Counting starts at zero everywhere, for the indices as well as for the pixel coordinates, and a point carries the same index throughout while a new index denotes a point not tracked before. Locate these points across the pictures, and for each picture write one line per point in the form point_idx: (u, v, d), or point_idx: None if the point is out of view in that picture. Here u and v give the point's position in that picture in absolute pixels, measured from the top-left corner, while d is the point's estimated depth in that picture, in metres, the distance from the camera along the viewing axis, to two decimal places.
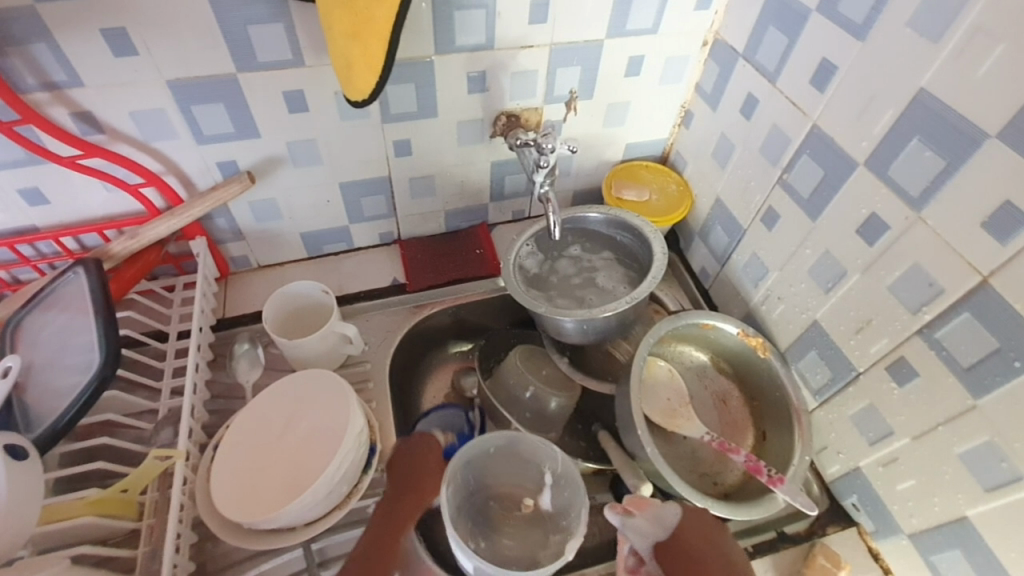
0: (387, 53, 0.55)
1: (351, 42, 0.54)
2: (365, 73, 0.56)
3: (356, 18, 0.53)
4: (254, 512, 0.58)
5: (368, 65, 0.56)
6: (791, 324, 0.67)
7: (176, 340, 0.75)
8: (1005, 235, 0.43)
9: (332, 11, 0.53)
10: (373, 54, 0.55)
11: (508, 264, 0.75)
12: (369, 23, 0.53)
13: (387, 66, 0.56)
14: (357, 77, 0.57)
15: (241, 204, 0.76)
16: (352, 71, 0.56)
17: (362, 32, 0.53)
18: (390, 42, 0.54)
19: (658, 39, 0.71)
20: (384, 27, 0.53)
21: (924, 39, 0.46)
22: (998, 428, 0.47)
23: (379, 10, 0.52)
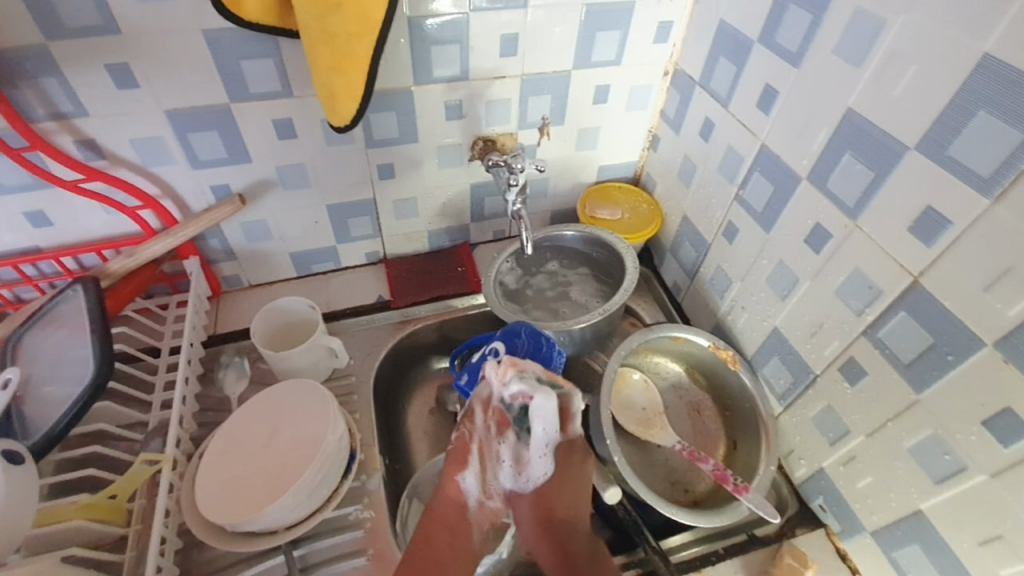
0: (366, 83, 0.61)
1: (335, 74, 0.59)
2: (347, 101, 0.61)
3: (339, 53, 0.58)
4: (234, 517, 0.60)
5: (349, 94, 0.61)
6: (755, 331, 0.70)
7: (168, 354, 0.78)
8: (930, 238, 0.47)
9: (319, 47, 0.57)
10: (353, 83, 0.60)
11: (489, 280, 0.79)
12: (351, 57, 0.58)
13: (366, 95, 0.62)
14: (341, 106, 0.62)
15: (233, 225, 0.80)
16: (336, 101, 0.61)
17: (345, 65, 0.59)
18: (369, 73, 0.60)
19: (621, 69, 0.77)
20: (363, 60, 0.59)
21: (849, 63, 0.51)
22: (940, 421, 0.49)
23: (359, 47, 0.58)
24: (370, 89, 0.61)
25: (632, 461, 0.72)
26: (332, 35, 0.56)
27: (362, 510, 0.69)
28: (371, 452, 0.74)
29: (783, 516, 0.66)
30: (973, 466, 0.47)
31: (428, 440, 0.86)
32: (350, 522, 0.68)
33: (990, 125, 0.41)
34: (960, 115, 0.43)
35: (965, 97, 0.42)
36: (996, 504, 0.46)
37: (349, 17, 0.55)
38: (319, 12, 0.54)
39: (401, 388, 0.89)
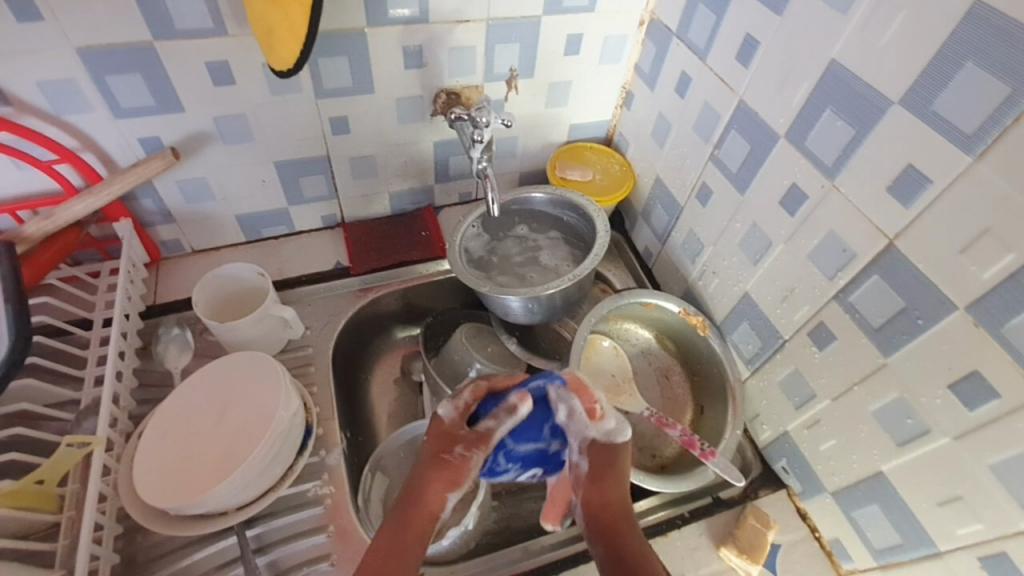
0: (309, 21, 0.52)
1: (270, 7, 0.53)
2: (286, 40, 0.54)
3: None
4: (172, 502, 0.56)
5: (289, 33, 0.53)
6: (725, 296, 0.69)
7: (100, 327, 0.71)
8: (907, 198, 0.45)
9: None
10: (295, 20, 0.52)
11: (453, 245, 0.74)
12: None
13: (310, 35, 0.52)
14: (279, 45, 0.55)
15: (168, 182, 0.72)
16: (273, 38, 0.55)
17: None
18: (312, 8, 0.51)
19: (595, 17, 0.71)
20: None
21: (833, 10, 0.48)
22: (906, 384, 0.49)
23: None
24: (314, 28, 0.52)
25: None
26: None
27: (321, 486, 0.66)
28: (329, 427, 0.70)
29: (746, 478, 0.67)
30: (937, 429, 0.47)
31: (392, 411, 0.84)
32: (309, 498, 0.65)
33: (978, 76, 0.39)
34: (949, 66, 0.40)
35: (953, 46, 0.40)
36: (956, 466, 0.47)
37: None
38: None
39: (363, 358, 0.86)
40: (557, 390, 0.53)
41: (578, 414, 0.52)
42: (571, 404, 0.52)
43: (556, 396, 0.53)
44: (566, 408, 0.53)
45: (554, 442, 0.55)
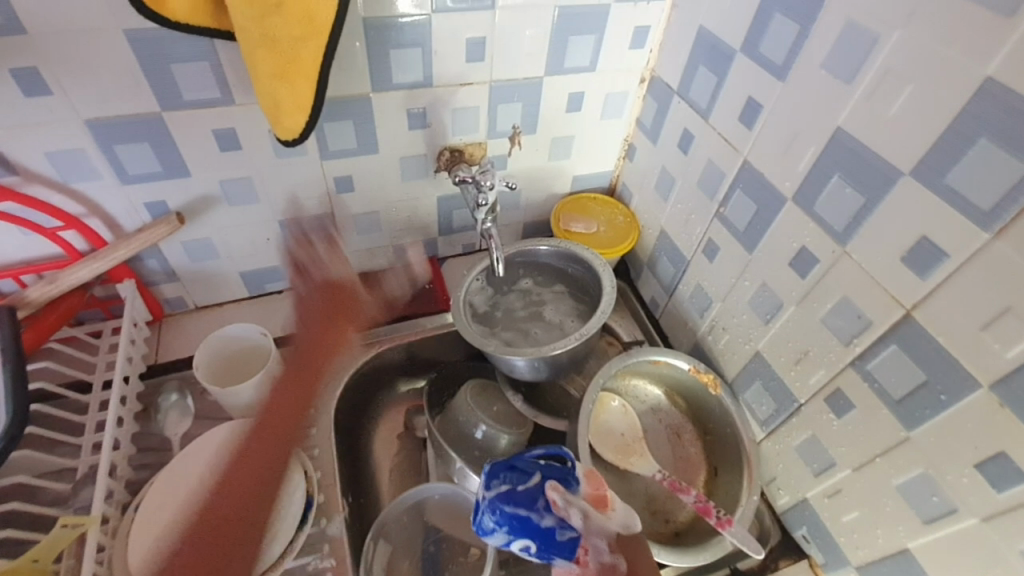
0: (315, 93, 0.54)
1: (275, 82, 0.51)
2: (292, 111, 0.54)
3: (280, 59, 0.50)
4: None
5: (294, 105, 0.53)
6: (735, 354, 0.67)
7: (99, 389, 0.69)
8: (923, 269, 0.44)
9: (256, 52, 0.49)
10: (300, 93, 0.53)
11: (458, 300, 0.73)
12: (297, 64, 0.51)
13: (316, 107, 0.54)
14: (285, 117, 0.54)
15: (173, 244, 0.73)
16: (279, 110, 0.53)
17: (289, 72, 0.51)
18: (318, 82, 0.53)
19: (596, 76, 0.72)
20: (311, 67, 0.52)
21: (837, 80, 0.48)
22: (931, 460, 0.46)
23: (305, 51, 0.50)
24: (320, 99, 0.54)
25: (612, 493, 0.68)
26: (268, 37, 0.48)
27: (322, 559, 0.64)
28: (330, 495, 0.69)
29: (765, 548, 0.64)
30: (964, 509, 0.45)
31: (396, 470, 0.80)
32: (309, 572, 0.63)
33: (992, 151, 0.38)
34: (960, 141, 0.40)
35: (964, 122, 0.39)
36: (987, 550, 0.44)
37: (289, 16, 0.48)
38: (253, 12, 0.47)
39: (365, 413, 0.83)
40: (566, 497, 0.50)
41: (592, 513, 0.49)
42: (584, 503, 0.50)
43: (563, 500, 0.50)
44: (578, 511, 0.49)
45: (547, 516, 0.49)
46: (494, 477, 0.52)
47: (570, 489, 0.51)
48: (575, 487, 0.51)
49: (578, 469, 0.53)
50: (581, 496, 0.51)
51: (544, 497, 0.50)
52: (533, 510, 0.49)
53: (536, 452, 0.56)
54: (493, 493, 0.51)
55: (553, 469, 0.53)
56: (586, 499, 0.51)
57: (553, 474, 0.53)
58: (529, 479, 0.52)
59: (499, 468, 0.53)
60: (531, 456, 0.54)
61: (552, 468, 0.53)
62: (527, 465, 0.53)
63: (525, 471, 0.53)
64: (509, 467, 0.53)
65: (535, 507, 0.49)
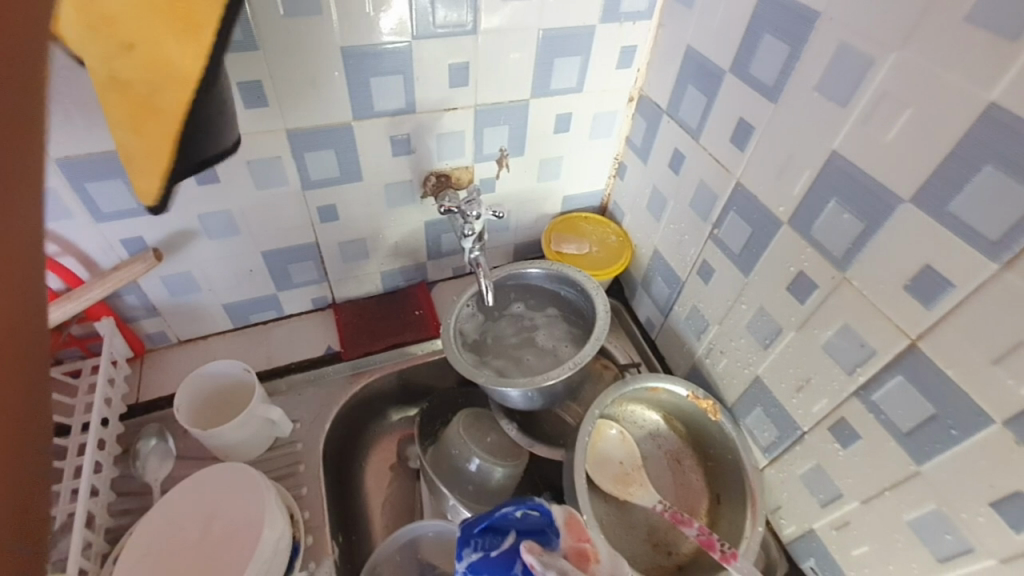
0: (177, 156, 0.40)
1: (132, 134, 0.39)
2: (145, 173, 0.41)
3: (132, 106, 0.37)
4: None
5: (147, 162, 0.40)
6: (735, 379, 0.65)
7: (78, 433, 0.64)
8: (929, 299, 0.42)
9: (108, 94, 0.37)
10: (155, 151, 0.39)
11: (448, 329, 0.70)
12: (151, 114, 0.38)
13: (178, 177, 0.41)
14: (139, 174, 0.41)
15: (152, 279, 0.70)
16: (134, 165, 0.41)
17: (141, 123, 0.38)
18: (179, 142, 0.39)
19: (583, 96, 0.70)
20: (168, 124, 0.38)
21: (831, 102, 0.46)
22: (945, 496, 0.45)
23: (160, 101, 0.37)
24: (183, 160, 0.40)
25: (612, 526, 0.66)
26: (118, 81, 0.37)
27: None
28: (319, 536, 0.66)
29: None
30: (983, 549, 0.43)
31: (390, 505, 0.78)
32: None
33: (997, 180, 0.37)
34: (963, 168, 0.38)
35: (967, 147, 0.38)
36: None
37: (142, 60, 0.35)
38: (99, 48, 0.35)
39: (356, 445, 0.81)
40: (540, 558, 0.45)
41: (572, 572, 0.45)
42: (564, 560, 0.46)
43: (540, 562, 0.45)
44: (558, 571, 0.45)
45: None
46: (467, 544, 0.50)
47: (548, 544, 0.49)
48: (553, 539, 0.49)
49: (557, 518, 0.50)
50: (561, 551, 0.48)
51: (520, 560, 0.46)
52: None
53: (510, 508, 0.52)
54: (466, 563, 0.48)
55: (528, 521, 0.50)
56: (567, 554, 0.48)
57: (528, 529, 0.50)
58: (503, 542, 0.49)
59: (475, 531, 0.50)
60: (503, 511, 0.51)
61: (527, 520, 0.50)
62: (501, 523, 0.50)
63: (498, 530, 0.50)
64: (481, 529, 0.50)
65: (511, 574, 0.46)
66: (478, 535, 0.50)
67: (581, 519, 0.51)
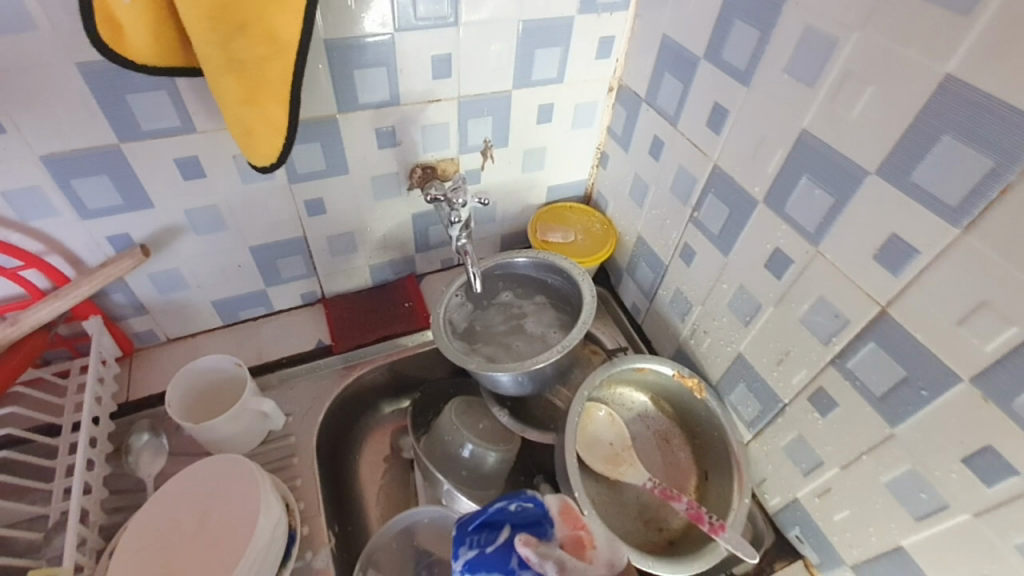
0: (289, 114, 0.51)
1: (246, 107, 0.49)
2: (267, 136, 0.51)
3: (247, 83, 0.47)
4: None
5: (270, 127, 0.51)
6: (718, 357, 0.67)
7: (69, 433, 0.64)
8: (896, 267, 0.44)
9: (221, 77, 0.47)
10: (274, 116, 0.50)
11: (437, 319, 0.71)
12: (264, 87, 0.48)
13: (293, 127, 0.52)
14: (259, 141, 0.51)
15: (140, 276, 0.70)
16: (251, 136, 0.51)
17: (258, 96, 0.49)
18: (291, 101, 0.50)
19: (565, 87, 0.72)
20: (281, 88, 0.49)
21: (800, 83, 0.48)
22: (918, 456, 0.47)
23: (272, 72, 0.48)
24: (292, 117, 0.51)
25: (604, 506, 0.67)
26: (236, 62, 0.46)
27: None
28: (315, 526, 0.67)
29: (760, 552, 0.65)
30: (955, 505, 0.45)
31: (384, 496, 0.79)
32: None
33: (955, 149, 0.39)
34: (924, 139, 0.40)
35: (926, 119, 0.40)
36: (980, 546, 0.45)
37: (253, 38, 0.45)
38: (216, 37, 0.44)
39: (349, 438, 0.81)
40: (538, 551, 0.46)
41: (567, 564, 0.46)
42: (562, 550, 0.48)
43: (537, 554, 0.46)
44: (554, 562, 0.46)
45: (523, 572, 0.45)
46: (462, 542, 0.49)
47: (545, 535, 0.49)
48: (549, 530, 0.49)
49: (551, 508, 0.51)
50: (558, 540, 0.49)
51: (516, 554, 0.46)
52: (508, 573, 0.46)
53: (502, 503, 0.51)
54: (463, 561, 0.48)
55: (523, 514, 0.50)
56: (563, 543, 0.49)
57: (524, 521, 0.49)
58: (499, 536, 0.48)
59: (471, 528, 0.50)
60: (497, 505, 0.51)
61: (522, 513, 0.50)
62: (496, 517, 0.50)
63: (494, 525, 0.49)
64: (476, 526, 0.50)
65: (509, 569, 0.46)
66: (474, 536, 0.49)
67: (576, 507, 0.52)
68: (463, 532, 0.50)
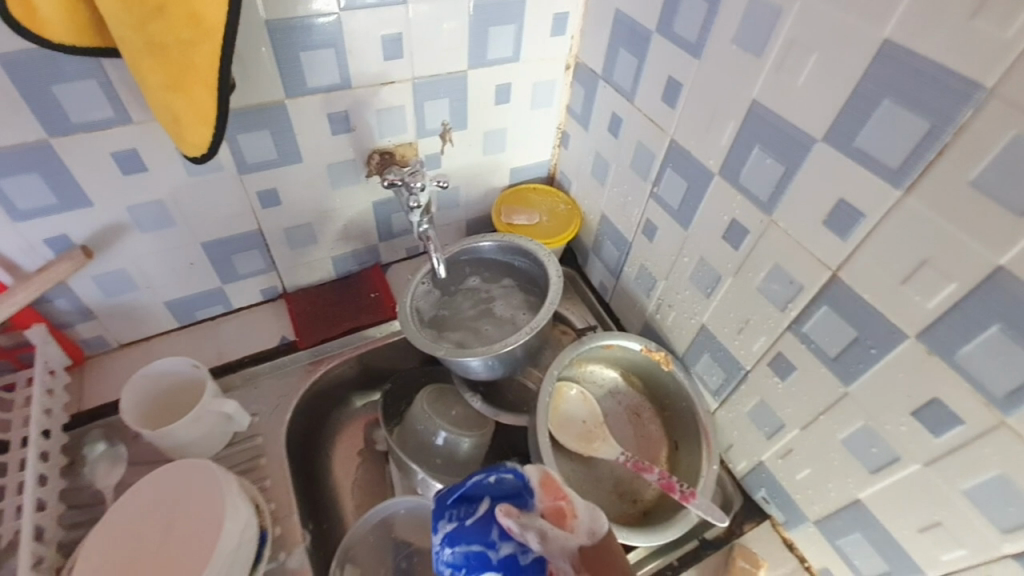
0: (219, 102, 0.48)
1: (171, 94, 0.46)
2: (195, 123, 0.49)
3: (171, 68, 0.45)
4: None
5: (197, 116, 0.48)
6: (683, 329, 0.69)
7: (16, 449, 0.61)
8: (844, 232, 0.46)
9: (143, 62, 0.44)
10: (201, 104, 0.48)
11: (403, 307, 0.70)
12: (189, 73, 0.46)
13: (221, 115, 0.49)
14: (188, 131, 0.49)
15: (84, 279, 0.66)
16: (179, 125, 0.48)
17: (183, 82, 0.46)
18: (219, 88, 0.48)
19: (521, 66, 0.71)
20: (207, 74, 0.46)
21: (749, 53, 0.49)
22: (870, 412, 0.49)
23: (198, 57, 0.45)
24: (221, 105, 0.49)
25: (579, 482, 0.68)
26: (155, 45, 0.43)
27: None
28: (288, 525, 0.65)
29: (729, 515, 0.67)
30: (906, 456, 0.48)
31: (360, 489, 0.78)
32: None
33: (894, 114, 0.40)
34: (865, 105, 0.41)
35: (868, 85, 0.41)
36: (930, 493, 0.47)
37: (174, 20, 0.43)
38: (132, 19, 0.42)
39: (321, 434, 0.80)
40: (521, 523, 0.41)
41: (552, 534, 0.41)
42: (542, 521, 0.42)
43: (519, 524, 0.41)
44: (537, 533, 0.41)
45: (505, 544, 0.40)
46: (441, 517, 0.43)
47: (526, 506, 0.43)
48: (530, 501, 0.44)
49: (532, 478, 0.45)
50: (539, 512, 0.43)
51: (497, 525, 0.41)
52: (489, 546, 0.40)
53: (478, 477, 0.45)
54: (442, 535, 0.42)
55: (503, 486, 0.44)
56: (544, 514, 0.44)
57: (504, 493, 0.44)
58: (479, 508, 0.43)
59: (448, 500, 0.44)
60: (475, 478, 0.45)
61: (503, 485, 0.44)
62: (474, 491, 0.44)
63: (473, 498, 0.43)
64: (455, 499, 0.44)
65: (490, 541, 0.40)
66: (451, 513, 0.43)
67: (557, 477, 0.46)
68: (441, 510, 0.44)
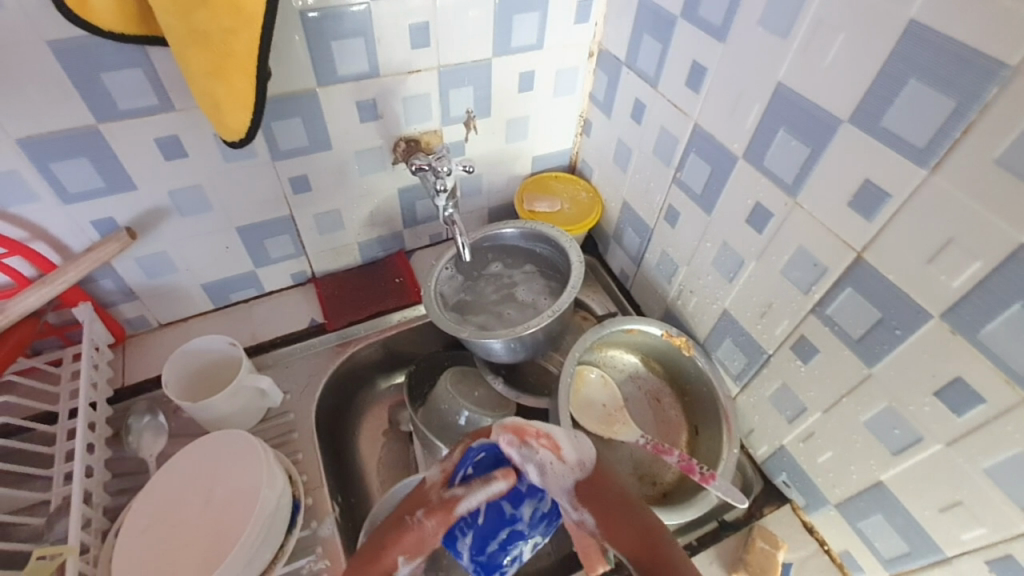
0: (257, 88, 0.51)
1: (212, 80, 0.49)
2: (235, 108, 0.51)
3: (212, 56, 0.47)
4: None
5: (236, 102, 0.51)
6: (705, 314, 0.69)
7: (67, 419, 0.65)
8: (869, 212, 0.46)
9: (186, 49, 0.46)
10: (240, 91, 0.50)
11: (428, 291, 0.72)
12: (230, 60, 0.48)
13: (259, 101, 0.52)
14: (227, 116, 0.51)
15: (127, 260, 0.70)
16: (219, 109, 0.51)
17: (224, 69, 0.48)
18: (257, 75, 0.50)
19: (544, 54, 0.72)
20: (247, 62, 0.49)
21: (774, 35, 0.49)
22: (893, 393, 0.49)
23: (237, 45, 0.47)
24: (259, 92, 0.51)
25: None
26: (198, 33, 0.46)
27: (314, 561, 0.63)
28: (319, 496, 0.68)
29: (749, 498, 0.68)
30: (929, 436, 0.48)
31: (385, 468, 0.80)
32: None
33: (922, 92, 0.40)
34: (892, 83, 0.41)
35: (895, 63, 0.41)
36: (953, 473, 0.47)
37: (216, 8, 0.45)
38: (177, 8, 0.44)
39: (348, 414, 0.82)
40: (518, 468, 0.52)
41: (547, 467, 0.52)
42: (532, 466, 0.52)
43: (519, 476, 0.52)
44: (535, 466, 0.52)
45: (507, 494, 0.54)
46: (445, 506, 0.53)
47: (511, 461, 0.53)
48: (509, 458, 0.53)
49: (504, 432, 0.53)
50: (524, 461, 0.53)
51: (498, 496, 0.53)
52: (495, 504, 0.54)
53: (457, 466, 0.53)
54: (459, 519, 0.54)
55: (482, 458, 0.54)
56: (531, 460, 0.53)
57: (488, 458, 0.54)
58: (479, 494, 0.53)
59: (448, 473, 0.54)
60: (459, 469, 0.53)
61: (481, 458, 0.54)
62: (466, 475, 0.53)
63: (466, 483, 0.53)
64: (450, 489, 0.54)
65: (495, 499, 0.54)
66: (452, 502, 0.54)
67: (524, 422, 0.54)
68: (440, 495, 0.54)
